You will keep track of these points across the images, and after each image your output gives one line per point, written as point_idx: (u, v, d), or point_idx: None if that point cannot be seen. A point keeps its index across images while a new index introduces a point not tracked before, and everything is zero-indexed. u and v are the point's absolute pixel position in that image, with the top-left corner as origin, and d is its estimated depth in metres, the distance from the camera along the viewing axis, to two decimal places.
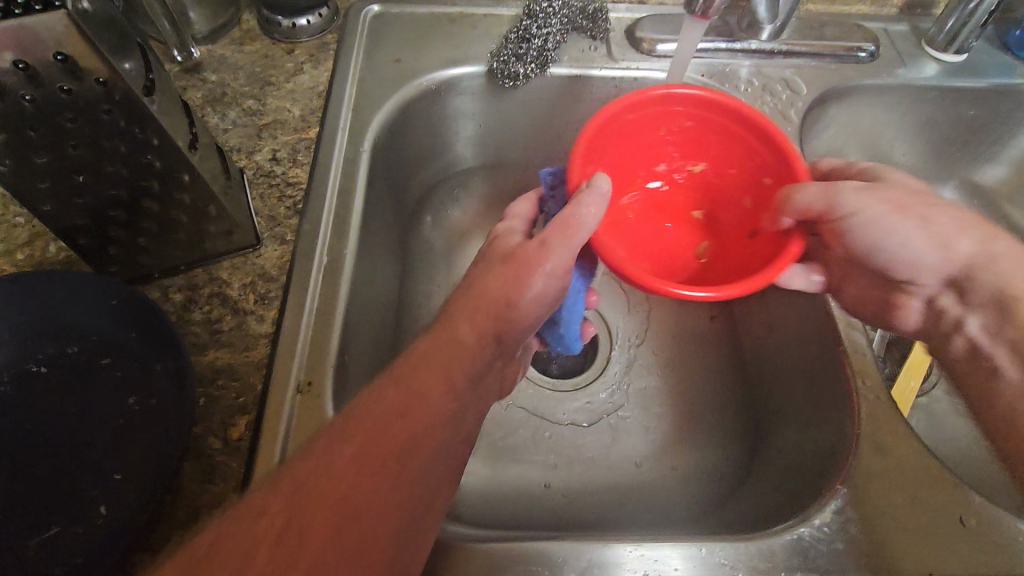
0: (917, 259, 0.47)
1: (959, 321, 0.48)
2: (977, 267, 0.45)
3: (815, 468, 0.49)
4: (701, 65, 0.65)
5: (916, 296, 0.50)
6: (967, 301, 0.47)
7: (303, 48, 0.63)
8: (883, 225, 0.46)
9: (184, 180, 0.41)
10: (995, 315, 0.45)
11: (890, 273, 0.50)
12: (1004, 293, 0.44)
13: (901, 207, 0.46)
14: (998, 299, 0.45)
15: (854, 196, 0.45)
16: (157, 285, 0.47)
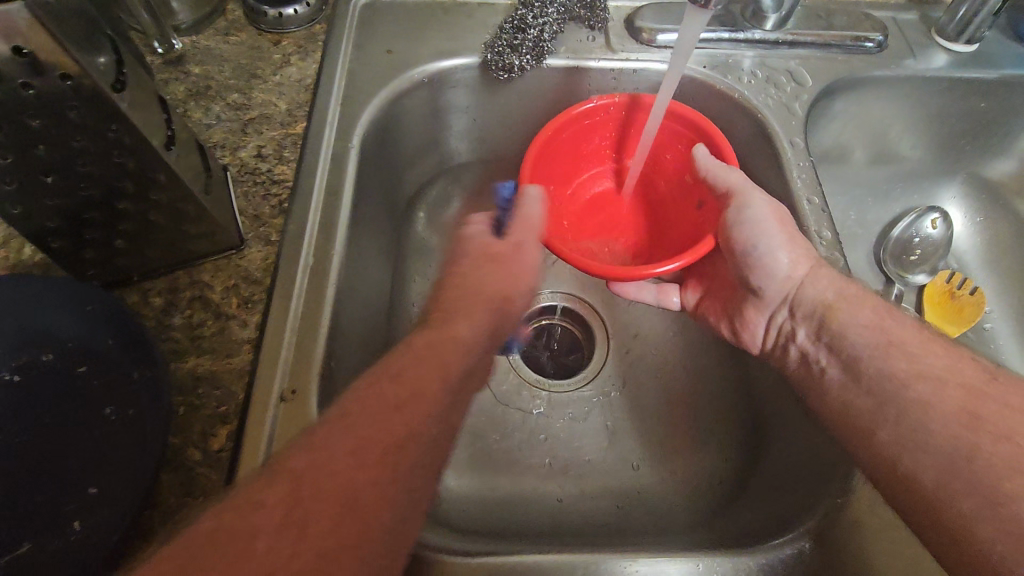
0: (769, 269, 0.51)
1: (791, 333, 0.51)
2: (806, 287, 0.49)
3: (816, 476, 0.48)
4: (703, 56, 0.63)
5: (760, 312, 0.54)
6: (795, 316, 0.50)
7: (290, 39, 0.60)
8: (760, 231, 0.50)
9: (161, 180, 0.39)
10: (814, 328, 0.49)
11: (751, 276, 0.52)
12: (820, 307, 0.48)
13: (783, 222, 0.50)
14: (818, 314, 0.48)
15: (754, 194, 0.49)
16: (137, 288, 0.45)
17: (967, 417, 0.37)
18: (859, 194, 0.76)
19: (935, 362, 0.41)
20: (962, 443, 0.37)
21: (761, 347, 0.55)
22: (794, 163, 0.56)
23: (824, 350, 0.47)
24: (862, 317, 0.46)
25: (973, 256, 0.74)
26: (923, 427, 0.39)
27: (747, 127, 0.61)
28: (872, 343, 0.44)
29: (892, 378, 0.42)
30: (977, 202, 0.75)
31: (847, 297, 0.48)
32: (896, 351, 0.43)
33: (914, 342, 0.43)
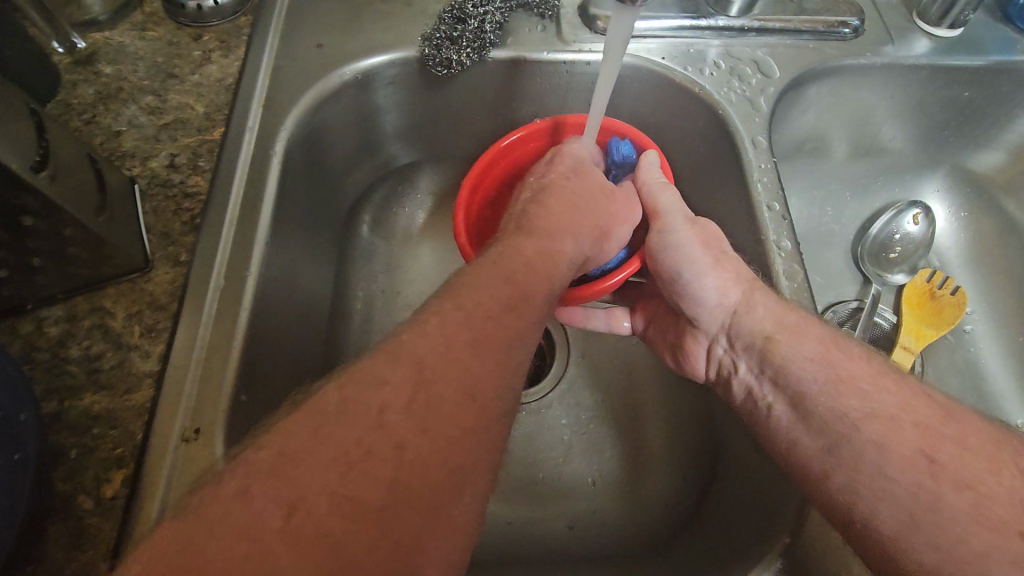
0: (702, 296, 0.47)
1: (732, 366, 0.47)
2: (740, 314, 0.45)
3: (765, 508, 0.45)
4: (664, 45, 0.58)
5: (701, 342, 0.49)
6: (734, 347, 0.46)
7: (212, 34, 0.55)
8: (684, 253, 0.47)
9: (31, 206, 0.35)
10: (756, 360, 0.44)
11: (683, 304, 0.49)
12: (760, 339, 0.44)
13: (707, 243, 0.47)
14: (757, 346, 0.44)
15: (678, 215, 0.48)
16: (31, 317, 0.41)
17: (926, 460, 0.35)
18: (836, 190, 0.72)
19: (887, 400, 0.37)
20: (924, 490, 0.34)
21: (705, 376, 0.51)
22: (754, 166, 0.53)
23: (769, 386, 0.43)
24: (806, 348, 0.41)
25: (956, 254, 0.70)
26: (882, 472, 0.35)
27: (708, 123, 0.57)
28: (819, 378, 0.40)
29: (843, 418, 0.38)
30: (961, 196, 0.71)
31: (786, 327, 0.43)
32: (847, 388, 0.39)
33: (863, 376, 0.39)
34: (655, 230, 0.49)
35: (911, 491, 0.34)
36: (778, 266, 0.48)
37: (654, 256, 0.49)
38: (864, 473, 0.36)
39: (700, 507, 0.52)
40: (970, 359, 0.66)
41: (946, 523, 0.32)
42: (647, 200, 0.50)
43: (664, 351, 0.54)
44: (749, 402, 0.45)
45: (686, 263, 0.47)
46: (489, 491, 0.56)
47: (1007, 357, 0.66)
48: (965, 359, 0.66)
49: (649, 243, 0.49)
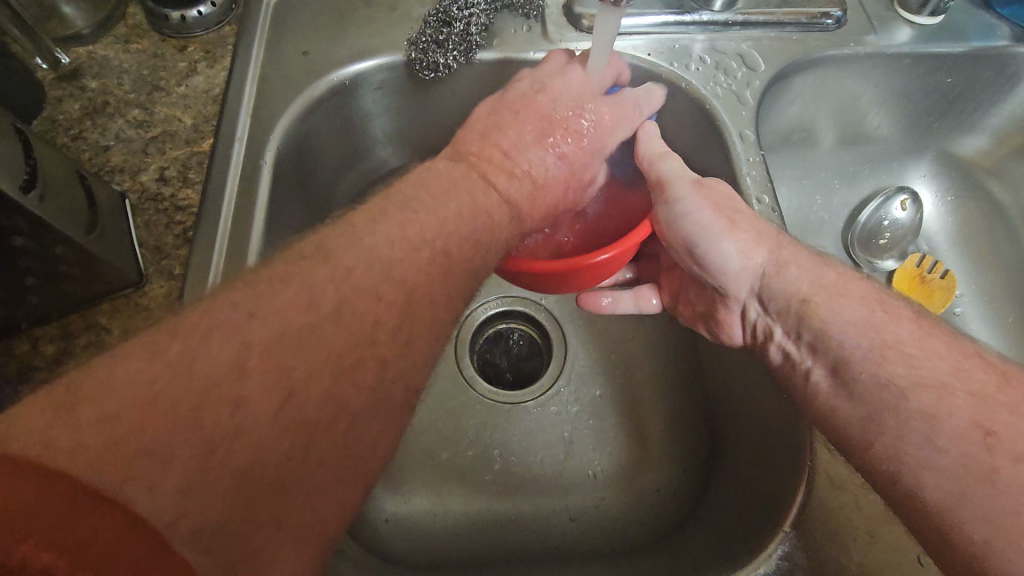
0: (723, 265, 0.47)
1: (767, 332, 0.47)
2: (770, 276, 0.46)
3: (766, 495, 0.46)
4: (650, 41, 0.58)
5: (731, 309, 0.49)
6: (768, 311, 0.46)
7: (197, 44, 0.55)
8: (692, 226, 0.46)
9: (20, 226, 0.35)
10: (792, 323, 0.45)
11: (707, 277, 0.49)
12: (797, 300, 0.44)
13: (721, 212, 0.46)
14: (793, 309, 0.44)
15: (683, 180, 0.46)
16: (27, 336, 0.42)
17: (982, 433, 0.35)
18: (824, 178, 0.72)
19: (937, 364, 0.38)
20: (972, 461, 0.34)
21: (744, 342, 0.50)
22: (744, 159, 0.53)
23: (807, 351, 0.43)
24: (846, 311, 0.42)
25: (945, 238, 0.71)
26: (929, 442, 0.36)
27: (695, 119, 0.58)
28: (863, 346, 0.40)
29: (890, 386, 0.38)
30: (949, 180, 0.72)
31: (823, 289, 0.44)
32: (891, 352, 0.39)
33: (910, 340, 0.40)
34: (660, 202, 0.47)
35: (961, 463, 0.34)
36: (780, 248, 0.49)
37: (665, 225, 0.48)
38: (903, 438, 0.36)
39: (703, 496, 0.53)
40: None
41: (993, 493, 0.33)
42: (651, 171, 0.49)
43: (695, 321, 0.55)
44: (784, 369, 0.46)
45: (699, 231, 0.46)
46: (492, 490, 0.56)
47: (1002, 339, 0.66)
48: None
49: (656, 215, 0.48)
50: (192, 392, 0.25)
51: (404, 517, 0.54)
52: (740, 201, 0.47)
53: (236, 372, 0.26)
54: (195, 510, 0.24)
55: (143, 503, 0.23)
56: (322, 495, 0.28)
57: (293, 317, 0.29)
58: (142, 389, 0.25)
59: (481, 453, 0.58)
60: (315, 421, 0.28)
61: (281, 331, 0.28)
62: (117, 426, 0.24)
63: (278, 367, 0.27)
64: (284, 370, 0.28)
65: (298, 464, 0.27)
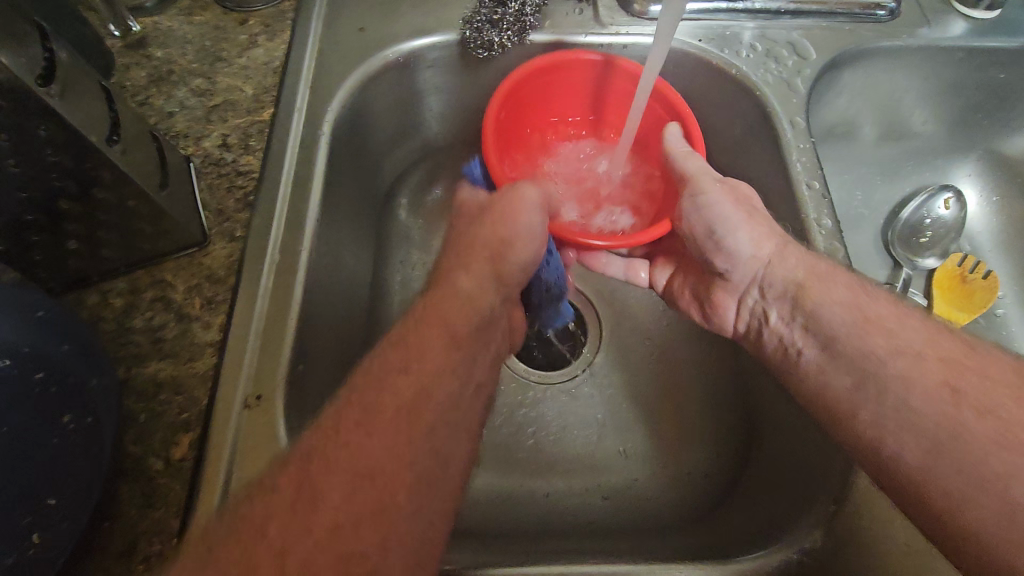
0: (733, 251, 0.48)
1: (762, 316, 0.48)
2: (772, 266, 0.46)
3: (806, 479, 0.46)
4: (701, 28, 0.58)
5: (731, 295, 0.50)
6: (765, 297, 0.47)
7: (257, 18, 0.56)
8: (715, 214, 0.48)
9: (104, 178, 0.37)
10: (787, 309, 0.45)
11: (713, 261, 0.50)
12: (790, 287, 0.45)
13: (740, 206, 0.48)
14: (789, 294, 0.45)
15: (705, 179, 0.48)
16: (96, 289, 0.44)
17: (948, 390, 0.35)
18: (866, 174, 0.72)
19: (913, 335, 0.39)
20: (945, 420, 0.35)
21: (732, 328, 0.52)
22: (793, 146, 0.53)
23: (799, 331, 0.44)
24: (836, 294, 0.43)
25: (988, 238, 0.70)
26: (906, 404, 0.36)
27: (743, 106, 0.58)
28: (848, 321, 0.41)
29: (870, 356, 0.39)
30: (995, 180, 0.71)
31: (817, 275, 0.44)
32: (873, 327, 0.40)
33: (890, 316, 0.40)
34: (686, 195, 0.49)
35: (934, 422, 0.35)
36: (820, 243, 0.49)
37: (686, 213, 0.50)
38: None
39: (738, 481, 0.53)
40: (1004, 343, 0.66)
41: None
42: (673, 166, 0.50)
43: (690, 307, 0.56)
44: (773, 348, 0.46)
45: (718, 220, 0.48)
46: (526, 467, 0.57)
47: None
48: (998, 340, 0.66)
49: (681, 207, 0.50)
50: (225, 551, 0.28)
51: None
52: (760, 202, 0.49)
53: (257, 529, 0.29)
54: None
55: None
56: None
57: (292, 470, 0.31)
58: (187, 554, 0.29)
59: (515, 428, 0.59)
60: (334, 557, 0.29)
61: (295, 477, 0.31)
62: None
63: (298, 512, 0.30)
64: (301, 509, 0.30)
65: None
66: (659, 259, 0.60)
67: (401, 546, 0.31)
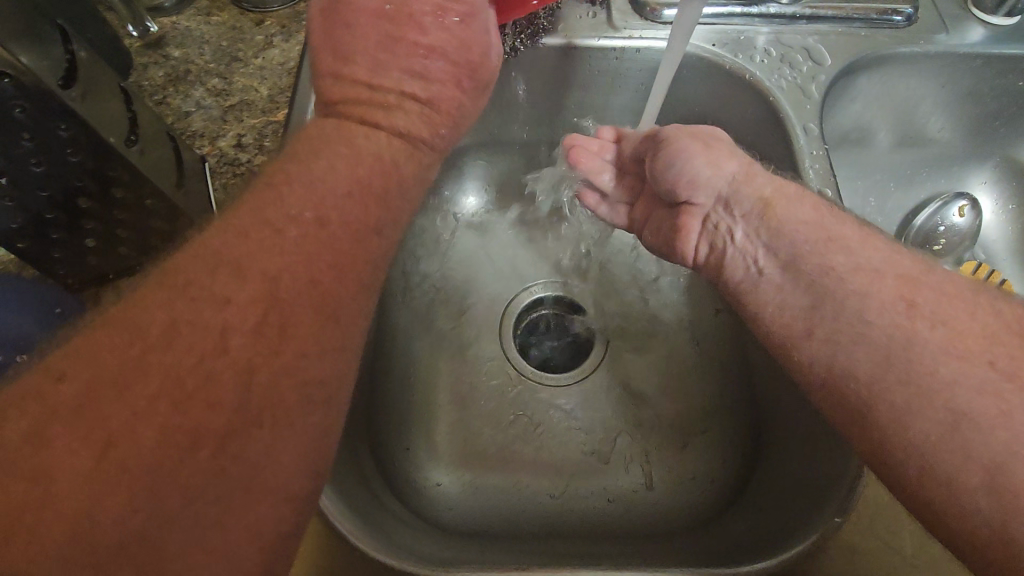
0: (696, 176, 0.47)
1: (728, 235, 0.45)
2: (739, 182, 0.46)
3: (813, 488, 0.46)
4: (715, 32, 0.58)
5: (695, 216, 0.48)
6: (733, 214, 0.46)
7: (273, 19, 0.57)
8: (687, 142, 0.48)
9: (122, 178, 0.37)
10: (754, 226, 0.44)
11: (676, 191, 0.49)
12: (759, 204, 0.45)
13: (712, 151, 0.48)
14: (756, 211, 0.45)
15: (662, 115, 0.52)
16: (113, 286, 0.44)
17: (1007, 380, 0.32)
18: (880, 180, 0.71)
19: (875, 256, 0.39)
20: (902, 336, 0.35)
21: (696, 257, 0.48)
22: (806, 152, 0.53)
23: (762, 250, 0.43)
24: (799, 211, 0.43)
25: (1003, 246, 0.70)
26: (862, 317, 0.37)
27: (757, 111, 0.58)
28: (812, 239, 0.42)
29: (830, 273, 0.40)
30: (1012, 187, 0.70)
31: (783, 194, 0.45)
32: (835, 245, 0.41)
33: (853, 236, 0.41)
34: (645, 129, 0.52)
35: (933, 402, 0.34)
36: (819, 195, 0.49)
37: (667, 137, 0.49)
38: None
39: (744, 487, 0.53)
40: None
41: None
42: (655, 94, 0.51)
43: (658, 244, 0.52)
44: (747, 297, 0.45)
45: (693, 143, 0.48)
46: (533, 470, 0.57)
47: None
48: None
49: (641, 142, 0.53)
50: (174, 359, 0.26)
51: (446, 488, 0.55)
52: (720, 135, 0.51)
53: (208, 341, 0.27)
54: (177, 477, 0.25)
55: (127, 435, 0.25)
56: (291, 448, 0.28)
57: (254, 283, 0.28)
58: (126, 352, 0.26)
59: (523, 430, 0.59)
60: (261, 383, 0.27)
61: (246, 300, 0.27)
62: (94, 389, 0.25)
63: (255, 331, 0.27)
64: (234, 325, 0.27)
65: (265, 425, 0.27)
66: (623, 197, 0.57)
67: (338, 397, 0.30)
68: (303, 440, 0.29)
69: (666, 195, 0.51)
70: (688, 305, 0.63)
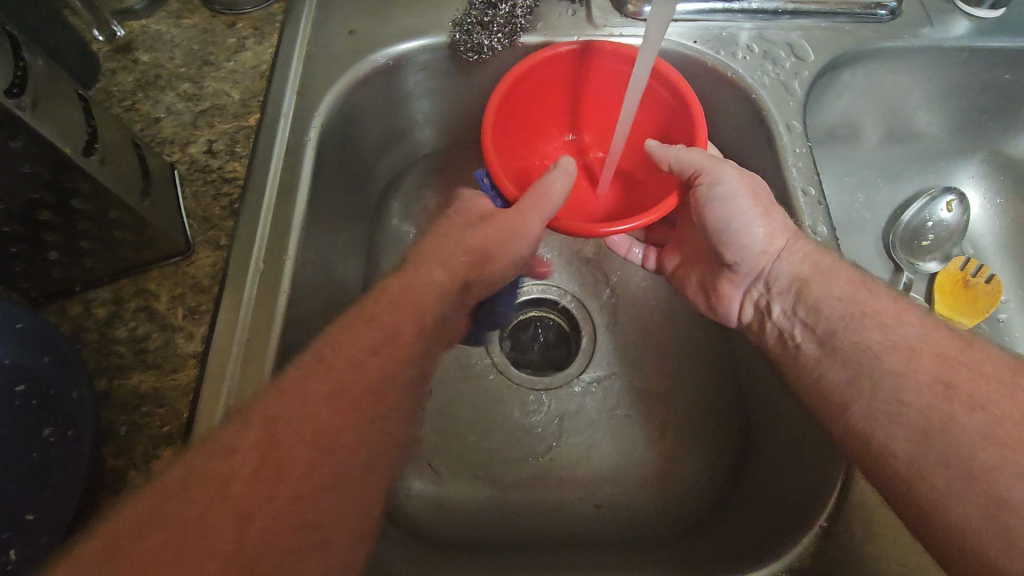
0: (746, 244, 0.48)
1: (767, 308, 0.49)
2: (781, 261, 0.47)
3: (799, 494, 0.45)
4: (697, 29, 0.57)
5: (734, 288, 0.52)
6: (771, 290, 0.48)
7: (245, 20, 0.56)
8: (735, 207, 0.47)
9: (82, 189, 0.36)
10: (789, 302, 0.46)
11: (725, 255, 0.50)
12: (795, 281, 0.46)
13: (755, 195, 0.47)
14: (792, 288, 0.46)
15: (725, 168, 0.46)
16: (80, 299, 0.43)
17: (942, 385, 0.37)
18: (867, 176, 0.70)
19: (909, 332, 0.40)
20: (935, 416, 0.36)
21: (739, 318, 0.52)
22: (790, 150, 0.52)
23: (800, 326, 0.45)
24: (835, 288, 0.44)
25: (991, 241, 0.69)
26: (897, 398, 0.37)
27: (740, 108, 0.57)
28: (848, 315, 0.43)
29: (866, 350, 0.40)
30: (999, 182, 0.69)
31: (822, 269, 0.45)
32: (869, 321, 0.41)
33: (888, 312, 0.42)
34: (700, 186, 0.47)
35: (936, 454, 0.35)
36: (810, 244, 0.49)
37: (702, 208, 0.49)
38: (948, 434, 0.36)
39: (732, 491, 0.52)
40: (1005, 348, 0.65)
41: None
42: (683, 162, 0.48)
43: (697, 297, 0.56)
44: (777, 346, 0.47)
45: (733, 214, 0.47)
46: (518, 476, 0.56)
47: None
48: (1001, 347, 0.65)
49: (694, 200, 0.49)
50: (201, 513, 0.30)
51: (431, 493, 0.55)
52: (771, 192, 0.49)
53: (289, 441, 0.33)
54: (267, 545, 0.30)
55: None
56: (348, 514, 0.33)
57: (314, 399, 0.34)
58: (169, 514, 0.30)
59: (508, 436, 0.58)
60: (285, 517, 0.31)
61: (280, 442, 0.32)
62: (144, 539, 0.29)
63: (316, 431, 0.33)
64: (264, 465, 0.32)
65: (331, 496, 0.32)
66: (670, 249, 0.60)
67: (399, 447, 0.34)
68: (357, 507, 0.33)
69: (717, 254, 0.52)
70: (675, 306, 0.62)
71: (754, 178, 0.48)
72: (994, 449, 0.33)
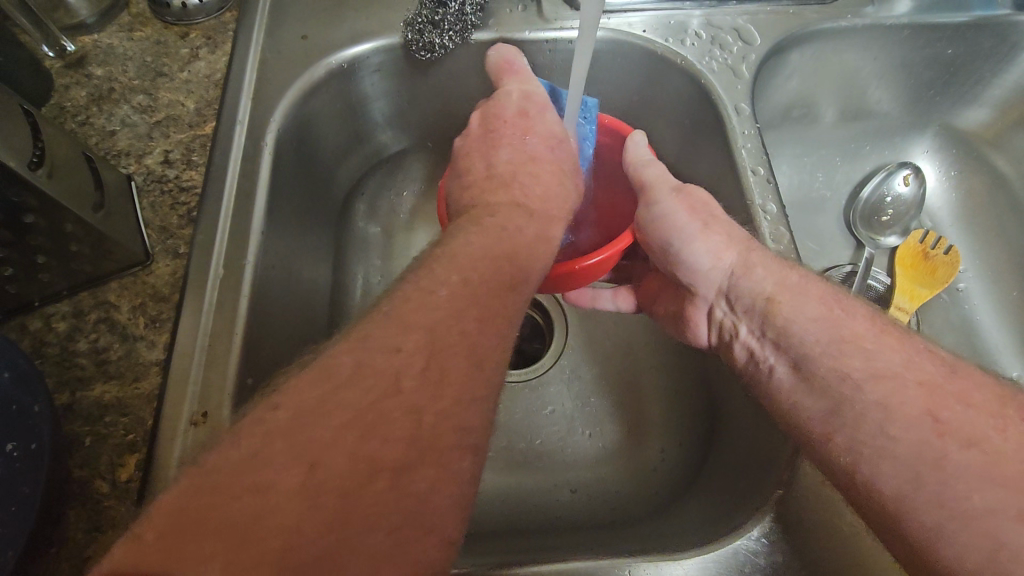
0: (694, 262, 0.49)
1: (733, 331, 0.48)
2: (738, 276, 0.46)
3: (760, 466, 0.46)
4: (646, 18, 0.58)
5: (701, 309, 0.51)
6: (734, 310, 0.47)
7: (199, 31, 0.56)
8: (673, 222, 0.49)
9: (31, 204, 0.36)
10: (756, 321, 0.45)
11: (680, 277, 0.51)
12: (761, 299, 0.45)
13: (694, 209, 0.48)
14: (757, 307, 0.45)
15: (663, 188, 0.49)
16: (39, 314, 0.43)
17: (931, 419, 0.35)
18: (824, 155, 0.72)
19: (912, 357, 0.39)
20: (923, 436, 0.35)
21: (709, 341, 0.52)
22: (739, 132, 0.53)
23: (770, 348, 0.44)
24: (807, 310, 0.43)
25: (947, 215, 0.71)
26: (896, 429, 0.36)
27: (691, 94, 0.58)
28: (822, 340, 0.41)
29: (846, 379, 0.39)
30: (951, 155, 0.71)
31: (788, 287, 0.44)
32: (850, 348, 0.40)
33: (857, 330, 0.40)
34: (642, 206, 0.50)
35: (915, 449, 0.35)
36: (764, 231, 0.49)
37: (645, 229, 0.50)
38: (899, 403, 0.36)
39: (701, 468, 0.53)
40: (963, 317, 0.67)
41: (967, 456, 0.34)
42: (635, 176, 0.51)
43: (667, 323, 0.56)
44: (748, 366, 0.46)
45: (675, 230, 0.48)
46: (495, 465, 0.57)
47: (1000, 312, 0.66)
48: (960, 316, 0.67)
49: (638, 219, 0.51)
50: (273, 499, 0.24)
51: None
52: (719, 208, 0.49)
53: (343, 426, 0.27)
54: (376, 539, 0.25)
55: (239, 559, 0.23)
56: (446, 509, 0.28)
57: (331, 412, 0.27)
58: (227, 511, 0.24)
59: None
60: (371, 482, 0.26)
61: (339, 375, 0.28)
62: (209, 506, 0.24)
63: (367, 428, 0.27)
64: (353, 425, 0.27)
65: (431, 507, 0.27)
66: (637, 286, 0.59)
67: None
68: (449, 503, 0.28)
69: (676, 278, 0.52)
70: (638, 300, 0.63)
71: (693, 193, 0.49)
72: (995, 490, 0.32)
